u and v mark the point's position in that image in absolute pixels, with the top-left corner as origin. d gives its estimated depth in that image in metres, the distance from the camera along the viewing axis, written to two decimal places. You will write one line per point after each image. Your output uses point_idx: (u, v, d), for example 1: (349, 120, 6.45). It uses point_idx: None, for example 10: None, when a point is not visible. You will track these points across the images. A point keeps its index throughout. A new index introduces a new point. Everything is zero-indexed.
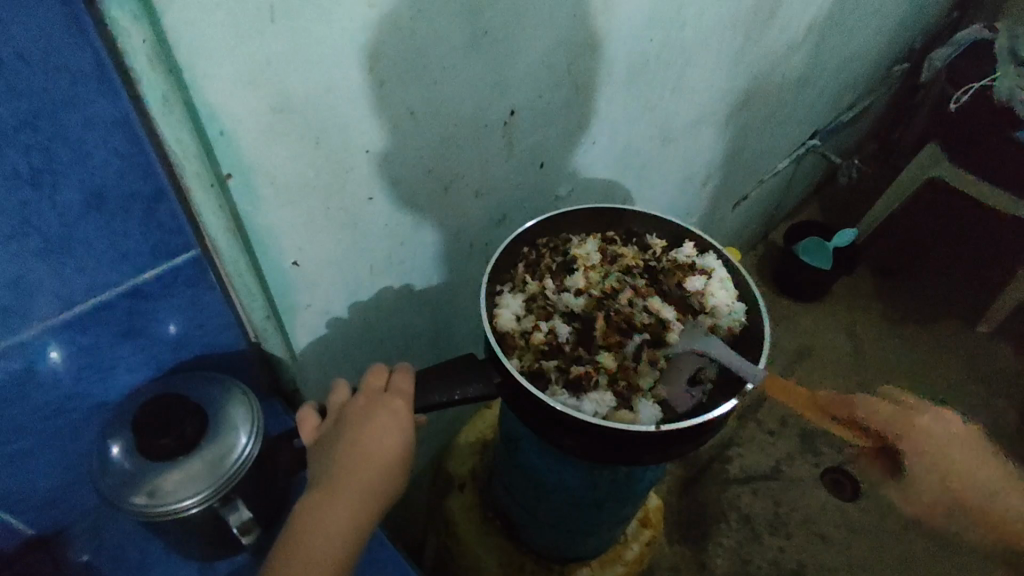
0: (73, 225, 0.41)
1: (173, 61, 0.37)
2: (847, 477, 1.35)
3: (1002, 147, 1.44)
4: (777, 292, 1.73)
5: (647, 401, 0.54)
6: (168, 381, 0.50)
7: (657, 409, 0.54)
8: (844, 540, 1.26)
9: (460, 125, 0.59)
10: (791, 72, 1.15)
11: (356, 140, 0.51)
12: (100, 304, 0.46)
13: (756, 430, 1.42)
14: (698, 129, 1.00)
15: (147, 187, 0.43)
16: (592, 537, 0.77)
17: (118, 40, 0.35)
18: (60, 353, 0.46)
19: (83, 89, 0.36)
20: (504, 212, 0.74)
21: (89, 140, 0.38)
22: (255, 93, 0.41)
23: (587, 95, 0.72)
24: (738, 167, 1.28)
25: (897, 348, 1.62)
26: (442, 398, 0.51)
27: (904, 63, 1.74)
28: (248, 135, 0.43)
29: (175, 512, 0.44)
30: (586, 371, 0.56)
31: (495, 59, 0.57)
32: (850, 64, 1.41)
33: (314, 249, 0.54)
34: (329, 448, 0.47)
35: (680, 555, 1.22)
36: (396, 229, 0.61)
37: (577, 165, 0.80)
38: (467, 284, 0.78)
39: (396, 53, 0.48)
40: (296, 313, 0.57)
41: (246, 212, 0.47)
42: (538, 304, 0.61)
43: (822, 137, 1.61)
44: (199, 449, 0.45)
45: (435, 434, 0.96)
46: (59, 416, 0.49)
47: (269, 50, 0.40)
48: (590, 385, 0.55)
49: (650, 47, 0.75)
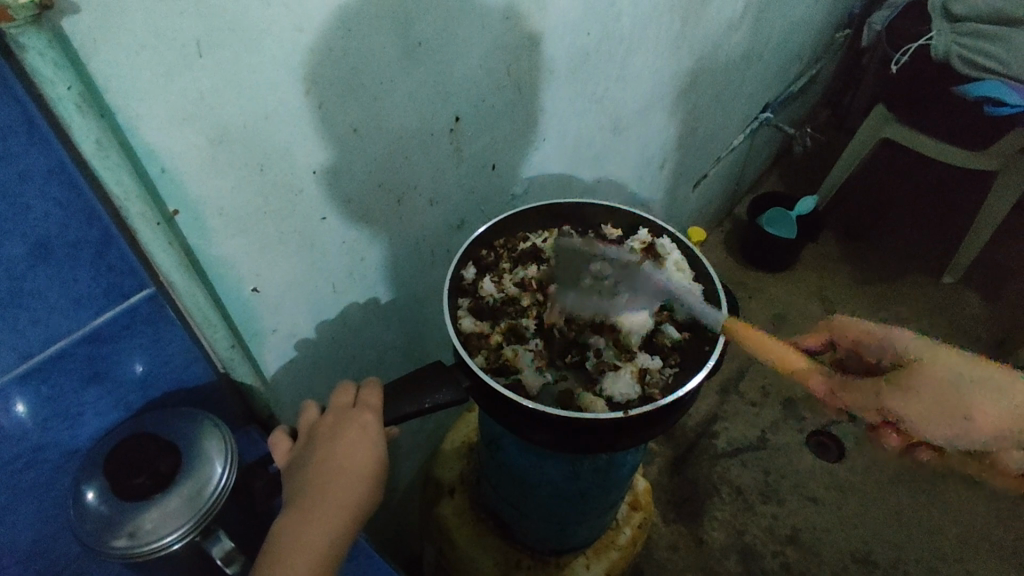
0: (21, 278, 0.41)
1: (103, 104, 0.37)
2: (831, 439, 1.39)
3: (944, 103, 1.48)
4: (748, 265, 1.76)
5: (626, 370, 0.56)
6: (139, 422, 0.49)
7: (638, 377, 0.56)
8: (835, 501, 1.29)
9: (409, 136, 0.60)
10: (734, 50, 1.18)
11: (301, 163, 0.51)
12: (59, 353, 0.45)
13: (738, 402, 1.45)
14: (648, 116, 1.02)
15: (92, 233, 0.42)
16: (583, 526, 0.79)
17: (46, 91, 0.35)
18: (25, 405, 0.46)
19: (14, 141, 0.36)
20: (461, 216, 0.75)
21: (27, 192, 0.38)
22: (190, 128, 0.42)
23: (531, 92, 0.73)
24: (693, 147, 1.30)
25: (867, 307, 1.66)
26: (412, 407, 0.52)
27: (845, 29, 1.79)
28: (191, 170, 0.44)
29: (158, 551, 0.44)
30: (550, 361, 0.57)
31: (431, 68, 0.57)
32: (792, 36, 1.44)
33: (271, 274, 0.55)
34: (302, 468, 0.48)
35: (678, 533, 1.25)
36: (353, 246, 0.62)
37: (530, 165, 0.81)
38: (433, 290, 0.78)
39: (332, 74, 0.49)
40: (262, 338, 0.58)
41: (195, 245, 0.47)
42: (500, 303, 0.62)
43: (774, 109, 1.65)
44: (176, 484, 0.46)
45: (421, 442, 0.96)
46: (30, 467, 0.49)
47: (199, 85, 0.41)
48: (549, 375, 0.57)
49: (589, 40, 0.76)
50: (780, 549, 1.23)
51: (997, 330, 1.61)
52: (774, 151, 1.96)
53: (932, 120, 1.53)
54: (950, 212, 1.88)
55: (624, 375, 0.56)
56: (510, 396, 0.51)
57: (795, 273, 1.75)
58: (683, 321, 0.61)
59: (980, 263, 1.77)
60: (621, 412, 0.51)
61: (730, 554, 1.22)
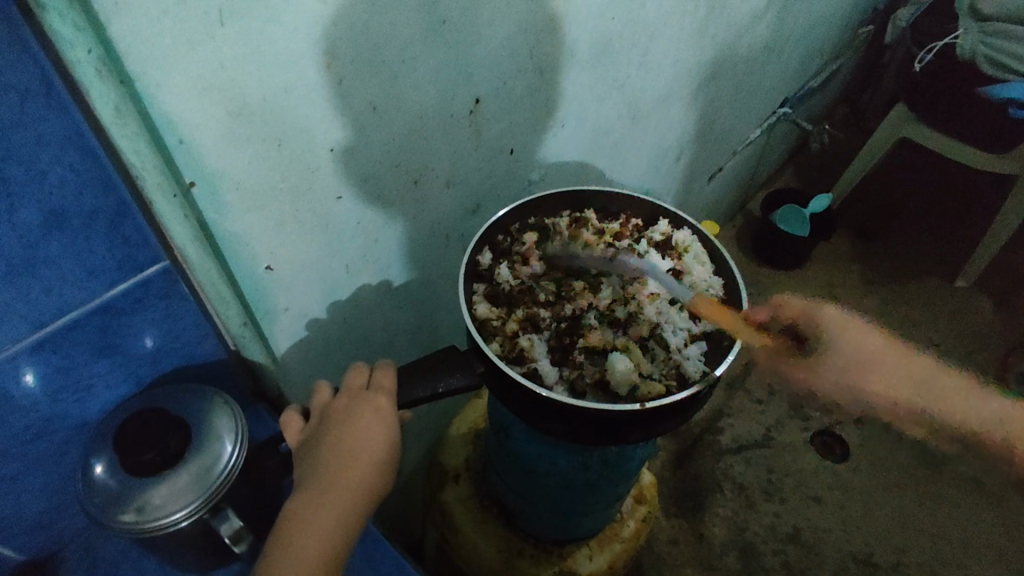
0: (34, 245, 0.40)
1: (122, 70, 0.36)
2: (836, 440, 1.38)
3: (966, 103, 1.45)
4: (759, 262, 1.75)
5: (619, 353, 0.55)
6: (150, 396, 0.49)
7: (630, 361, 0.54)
8: (837, 501, 1.29)
9: (428, 116, 0.58)
10: (757, 43, 1.16)
11: (319, 140, 0.50)
12: (71, 324, 0.45)
13: (744, 399, 1.44)
14: (666, 104, 1.00)
15: (108, 202, 0.42)
16: (588, 517, 0.78)
17: (65, 53, 0.35)
18: (34, 376, 0.45)
19: (30, 104, 0.35)
20: (477, 201, 0.74)
21: (43, 158, 0.37)
22: (210, 98, 0.41)
23: (552, 77, 0.71)
24: (709, 141, 1.29)
25: (878, 308, 1.65)
26: (426, 392, 0.51)
27: (868, 25, 1.76)
28: (209, 143, 0.42)
29: (166, 527, 0.44)
30: (566, 342, 0.57)
31: (455, 47, 0.56)
32: (815, 31, 1.41)
33: (286, 252, 0.54)
34: (314, 448, 0.47)
35: (679, 528, 1.24)
36: (368, 226, 0.61)
37: (548, 149, 0.80)
38: (447, 274, 0.77)
39: (354, 49, 0.48)
40: (275, 317, 0.57)
41: (212, 219, 0.46)
42: (515, 289, 0.60)
43: (792, 104, 1.62)
44: (185, 461, 0.45)
45: (427, 427, 0.96)
46: (41, 437, 0.48)
47: (221, 55, 0.40)
48: (561, 355, 0.56)
49: (612, 26, 0.75)
50: (780, 548, 1.22)
51: (1008, 337, 1.60)
52: (790, 147, 1.94)
53: (954, 121, 1.51)
54: (965, 216, 1.86)
55: (617, 359, 0.54)
56: (527, 386, 0.50)
57: (806, 271, 1.73)
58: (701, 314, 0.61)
59: (994, 269, 1.75)
60: (637, 405, 0.50)
61: (730, 550, 1.22)
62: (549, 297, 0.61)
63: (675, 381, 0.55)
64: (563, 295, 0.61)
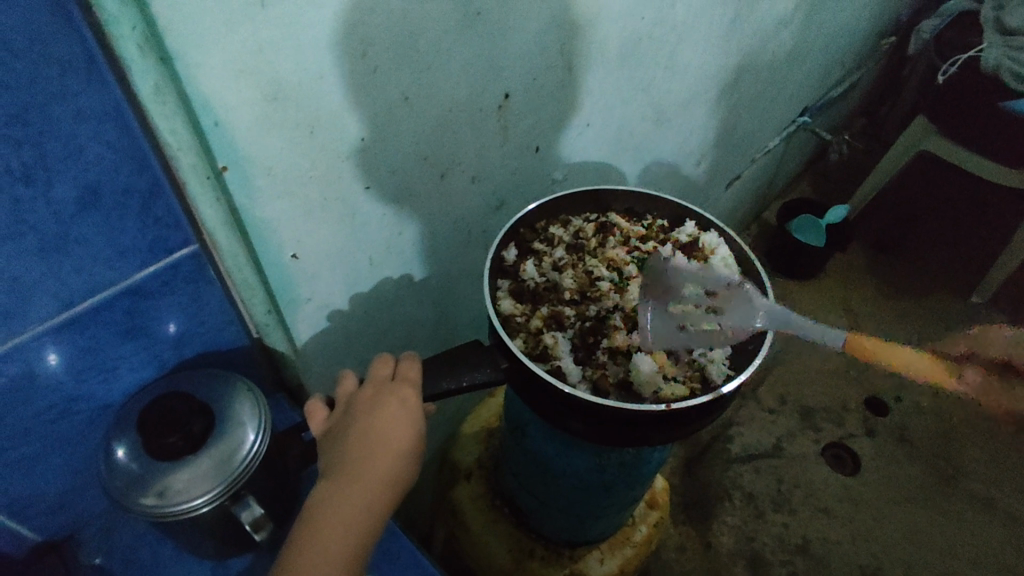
0: (68, 223, 0.40)
1: (163, 48, 0.36)
2: (848, 453, 1.37)
3: (989, 116, 1.45)
4: (773, 271, 1.74)
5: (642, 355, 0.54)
6: (173, 380, 0.49)
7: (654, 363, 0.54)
8: (848, 513, 1.27)
9: (458, 109, 0.58)
10: (781, 49, 1.15)
11: (350, 128, 0.49)
12: (100, 304, 0.45)
13: (756, 408, 1.43)
14: (689, 109, 0.99)
15: (142, 182, 0.41)
16: (602, 520, 0.78)
17: (109, 27, 0.34)
18: (60, 355, 0.45)
19: (72, 79, 0.35)
20: (501, 198, 0.73)
21: (81, 134, 0.37)
22: (247, 81, 0.40)
23: (580, 75, 0.71)
24: (730, 146, 1.28)
25: (893, 321, 1.64)
26: (450, 385, 0.50)
27: (891, 36, 1.74)
28: (243, 126, 0.42)
29: (187, 511, 0.43)
30: (590, 341, 0.56)
31: (488, 40, 0.56)
32: (839, 39, 1.40)
33: (312, 241, 0.53)
34: (340, 438, 0.47)
35: (687, 535, 1.23)
36: (394, 217, 0.60)
37: (573, 149, 0.79)
38: (468, 270, 0.77)
39: (389, 37, 0.47)
40: (298, 306, 0.56)
41: (242, 205, 0.45)
42: (539, 287, 0.60)
43: (812, 113, 1.61)
44: (208, 446, 0.45)
45: (440, 424, 0.95)
46: (64, 418, 0.48)
47: (259, 36, 0.39)
48: (585, 355, 0.56)
49: (642, 26, 0.74)
50: (789, 559, 1.21)
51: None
52: (808, 157, 1.93)
53: (976, 135, 1.50)
54: (986, 232, 1.83)
55: (639, 360, 0.54)
56: (552, 382, 0.49)
57: (820, 282, 1.72)
58: None
59: (1012, 285, 1.73)
60: (665, 406, 0.49)
61: (737, 560, 1.20)
62: (573, 296, 0.60)
63: (697, 383, 0.54)
64: (588, 294, 0.60)
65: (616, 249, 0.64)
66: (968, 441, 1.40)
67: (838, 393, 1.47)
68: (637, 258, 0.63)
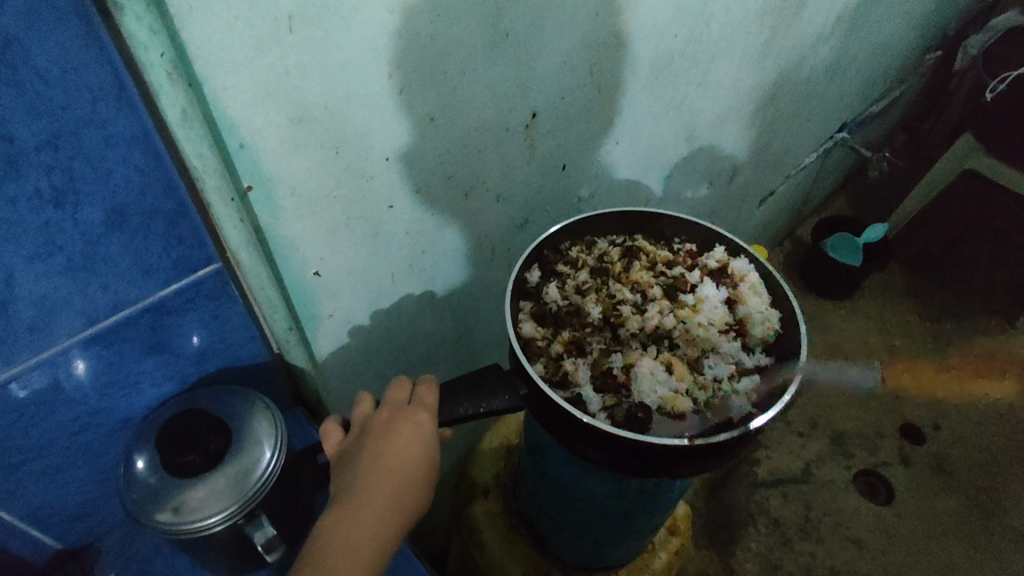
0: (95, 242, 0.41)
1: (190, 74, 0.36)
2: (881, 482, 1.31)
3: None
4: (807, 291, 1.69)
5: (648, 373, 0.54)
6: (193, 396, 0.49)
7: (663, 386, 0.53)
8: (881, 547, 1.22)
9: (484, 129, 0.57)
10: (818, 67, 1.12)
11: (376, 148, 0.49)
12: (124, 320, 0.45)
13: (784, 430, 1.39)
14: (722, 126, 0.97)
15: (167, 204, 0.42)
16: (620, 546, 0.76)
17: (138, 54, 0.35)
18: (86, 369, 0.46)
19: (102, 105, 0.36)
20: (525, 215, 0.72)
21: (110, 158, 0.38)
22: (273, 106, 0.40)
23: (611, 94, 0.70)
24: (764, 163, 1.25)
25: (931, 346, 1.58)
26: (467, 410, 0.49)
27: (936, 51, 1.69)
28: (269, 148, 0.42)
29: (200, 530, 0.43)
30: (611, 367, 0.55)
31: (516, 60, 0.55)
32: (881, 54, 1.36)
33: (334, 259, 0.53)
34: (352, 462, 0.47)
35: (709, 560, 1.20)
36: (418, 235, 0.60)
37: (601, 166, 0.78)
38: (491, 288, 0.76)
39: (417, 59, 0.47)
40: (319, 322, 0.57)
41: (266, 224, 0.46)
42: (560, 310, 0.59)
43: (851, 129, 1.57)
44: (223, 464, 0.45)
45: (459, 439, 0.95)
46: (88, 429, 0.49)
47: (287, 61, 0.39)
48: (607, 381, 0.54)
49: (675, 43, 0.73)
50: None
51: None
52: (845, 173, 1.88)
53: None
54: None
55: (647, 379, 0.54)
56: (570, 411, 0.48)
57: (855, 303, 1.67)
58: (756, 348, 0.58)
59: None
60: (686, 440, 0.48)
61: None
62: (596, 322, 0.59)
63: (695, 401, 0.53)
64: (611, 319, 0.59)
65: (641, 274, 0.63)
66: (1010, 475, 1.34)
67: (872, 418, 1.42)
68: (663, 283, 0.62)
